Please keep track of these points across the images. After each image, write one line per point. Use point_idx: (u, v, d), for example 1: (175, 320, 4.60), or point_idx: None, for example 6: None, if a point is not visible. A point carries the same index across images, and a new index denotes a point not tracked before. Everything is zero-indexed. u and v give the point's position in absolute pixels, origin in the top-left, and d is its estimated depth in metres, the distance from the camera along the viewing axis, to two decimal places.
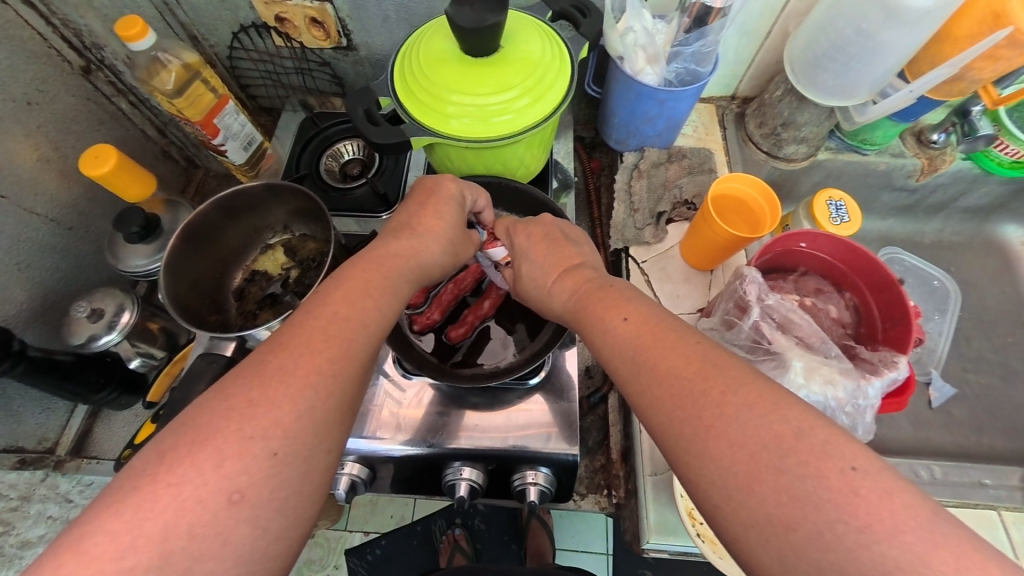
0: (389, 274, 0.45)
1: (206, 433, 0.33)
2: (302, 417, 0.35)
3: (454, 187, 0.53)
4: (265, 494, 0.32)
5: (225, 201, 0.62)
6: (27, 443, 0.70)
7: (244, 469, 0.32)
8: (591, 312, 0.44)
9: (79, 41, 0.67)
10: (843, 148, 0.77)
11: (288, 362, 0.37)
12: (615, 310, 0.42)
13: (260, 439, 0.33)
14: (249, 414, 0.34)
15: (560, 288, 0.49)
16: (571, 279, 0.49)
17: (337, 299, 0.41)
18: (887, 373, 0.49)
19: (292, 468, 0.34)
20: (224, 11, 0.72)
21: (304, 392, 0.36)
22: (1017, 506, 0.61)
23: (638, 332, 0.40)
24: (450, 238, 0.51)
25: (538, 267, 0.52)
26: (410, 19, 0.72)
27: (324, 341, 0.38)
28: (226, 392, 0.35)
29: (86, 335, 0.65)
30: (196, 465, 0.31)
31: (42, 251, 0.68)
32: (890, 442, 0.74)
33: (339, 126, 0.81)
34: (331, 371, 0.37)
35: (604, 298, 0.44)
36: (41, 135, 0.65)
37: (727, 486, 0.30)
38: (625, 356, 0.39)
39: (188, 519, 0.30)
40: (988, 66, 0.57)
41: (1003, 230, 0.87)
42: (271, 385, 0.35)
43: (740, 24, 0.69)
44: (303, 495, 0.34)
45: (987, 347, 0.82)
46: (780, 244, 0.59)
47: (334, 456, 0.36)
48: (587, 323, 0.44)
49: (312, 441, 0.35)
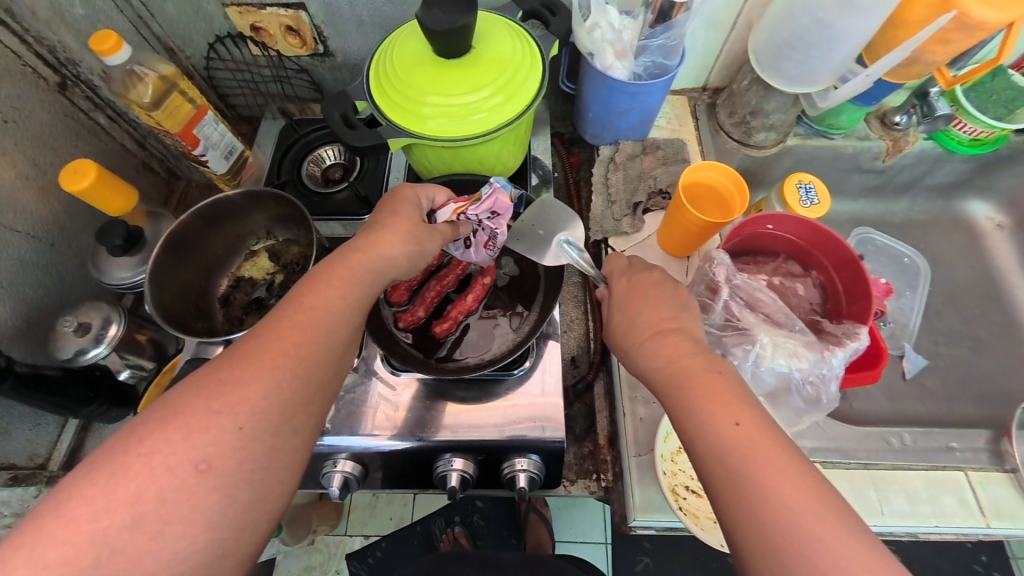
0: (353, 265, 0.45)
1: (177, 409, 0.35)
2: (268, 396, 0.37)
3: (409, 192, 0.52)
4: (231, 465, 0.35)
5: (204, 209, 0.63)
6: (19, 459, 0.69)
7: (211, 441, 0.34)
8: (690, 397, 0.41)
9: (54, 57, 0.67)
10: (812, 133, 0.80)
11: (257, 348, 0.39)
12: (716, 390, 0.41)
13: (228, 414, 0.36)
14: (217, 393, 0.36)
15: (652, 350, 0.46)
16: (663, 342, 0.46)
17: (306, 294, 0.43)
18: (849, 344, 0.53)
19: (259, 440, 0.36)
20: (198, 22, 0.73)
21: (270, 373, 0.38)
22: (983, 467, 0.64)
23: (697, 370, 0.43)
24: (411, 229, 0.50)
25: (628, 317, 0.50)
26: (385, 23, 0.73)
27: (291, 328, 0.41)
28: (198, 377, 0.37)
29: (74, 349, 0.65)
30: (167, 438, 0.34)
31: (25, 268, 0.68)
32: (870, 414, 0.77)
33: (320, 131, 0.81)
34: (297, 354, 0.40)
35: (710, 379, 0.42)
36: (18, 152, 0.65)
37: (715, 474, 0.37)
38: (653, 358, 0.46)
39: (157, 484, 0.32)
40: (940, 49, 0.59)
41: (969, 206, 0.90)
42: (240, 366, 0.38)
43: (705, 17, 0.71)
44: (273, 471, 0.36)
45: (957, 320, 0.85)
46: (748, 227, 0.62)
47: (301, 437, 0.38)
48: (682, 405, 0.42)
49: (278, 418, 0.37)
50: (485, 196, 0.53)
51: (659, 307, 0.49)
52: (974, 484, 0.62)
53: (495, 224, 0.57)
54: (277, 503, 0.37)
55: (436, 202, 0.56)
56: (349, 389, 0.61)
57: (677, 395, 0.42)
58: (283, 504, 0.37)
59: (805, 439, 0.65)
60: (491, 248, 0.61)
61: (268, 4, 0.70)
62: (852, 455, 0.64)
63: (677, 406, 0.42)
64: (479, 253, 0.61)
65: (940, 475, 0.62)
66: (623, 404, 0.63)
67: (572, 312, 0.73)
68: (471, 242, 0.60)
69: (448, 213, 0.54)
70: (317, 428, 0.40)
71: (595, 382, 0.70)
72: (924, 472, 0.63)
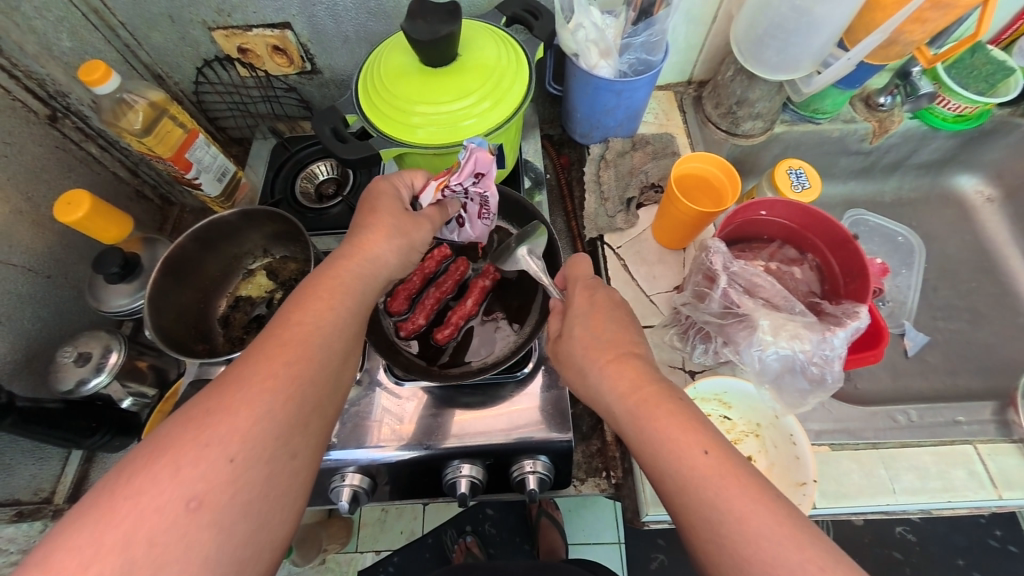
0: (341, 275, 0.45)
1: (163, 446, 0.35)
2: (260, 422, 0.37)
3: (385, 184, 0.51)
4: (225, 499, 0.34)
5: (199, 231, 0.63)
6: (23, 496, 0.68)
7: (202, 476, 0.34)
8: (653, 424, 0.40)
9: (43, 91, 0.67)
10: (798, 119, 0.80)
11: (243, 371, 0.39)
12: (675, 417, 0.40)
13: (217, 445, 0.35)
14: (205, 424, 0.36)
15: (611, 377, 0.44)
16: (623, 369, 0.44)
17: (294, 310, 0.43)
18: (849, 323, 0.53)
19: (253, 469, 0.35)
20: (186, 48, 0.74)
21: (261, 398, 0.37)
22: (991, 438, 0.64)
23: (651, 397, 0.41)
24: (393, 223, 0.49)
25: (585, 337, 0.47)
26: (370, 38, 0.74)
27: (279, 346, 0.40)
28: (185, 410, 0.37)
29: (74, 380, 0.65)
30: (154, 477, 0.33)
31: (22, 302, 0.68)
32: (874, 393, 0.77)
33: (311, 149, 0.82)
34: (289, 375, 0.39)
35: (670, 408, 0.41)
36: (11, 187, 0.65)
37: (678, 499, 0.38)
38: (604, 383, 0.44)
39: (148, 527, 0.32)
40: (917, 28, 0.60)
41: (957, 181, 0.91)
42: (228, 394, 0.37)
43: (685, 12, 0.71)
44: (271, 500, 0.36)
45: (953, 294, 0.85)
46: (741, 214, 0.62)
47: (299, 462, 0.38)
48: (649, 437, 0.40)
49: (273, 445, 0.37)
50: (464, 161, 0.50)
51: (618, 329, 0.47)
52: (983, 455, 0.62)
53: (480, 186, 0.54)
54: (282, 531, 0.37)
55: (417, 186, 0.54)
56: (354, 402, 0.61)
57: (645, 426, 0.40)
58: (286, 530, 0.37)
59: (812, 422, 0.65)
60: (484, 217, 0.61)
61: (254, 26, 0.71)
62: (859, 435, 0.64)
63: (646, 440, 0.40)
64: (474, 226, 0.62)
65: (948, 448, 0.62)
66: None
67: None
68: (463, 219, 0.61)
69: (432, 194, 0.53)
70: (317, 449, 0.40)
71: None
72: (932, 447, 0.63)
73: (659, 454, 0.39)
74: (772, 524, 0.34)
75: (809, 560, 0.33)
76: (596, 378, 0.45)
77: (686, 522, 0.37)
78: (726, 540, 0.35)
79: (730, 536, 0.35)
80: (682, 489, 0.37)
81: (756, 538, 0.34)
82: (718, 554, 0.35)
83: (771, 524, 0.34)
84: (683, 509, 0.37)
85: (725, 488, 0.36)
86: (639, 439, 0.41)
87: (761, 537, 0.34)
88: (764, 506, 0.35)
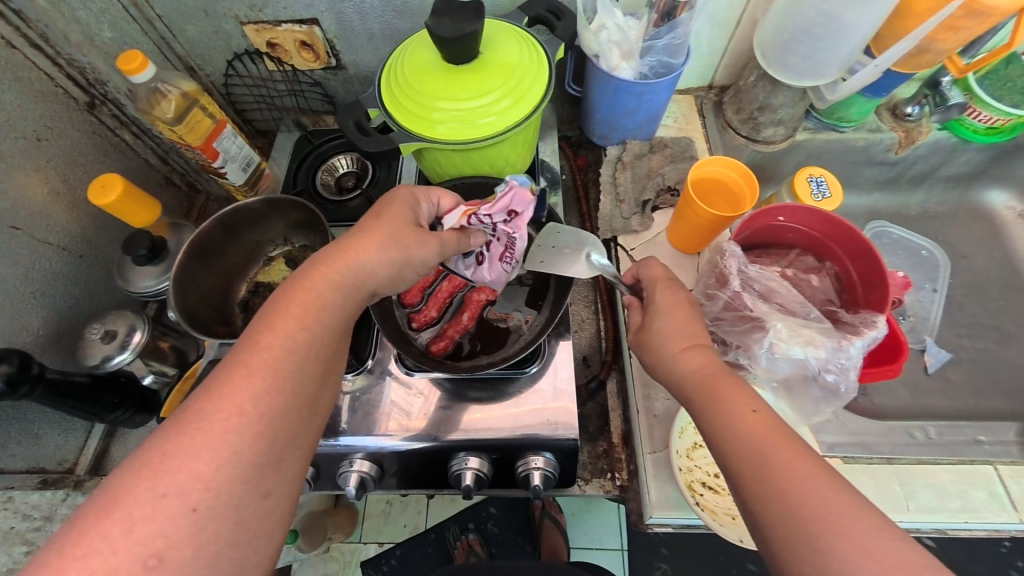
0: (318, 287, 0.44)
1: (114, 497, 0.33)
2: (225, 465, 0.35)
3: (405, 193, 0.53)
4: (188, 553, 0.32)
5: (226, 217, 0.66)
6: (49, 464, 0.71)
7: (160, 532, 0.32)
8: (717, 394, 0.42)
9: (84, 78, 0.71)
10: (821, 127, 0.79)
11: (205, 406, 0.37)
12: (743, 398, 0.41)
13: (176, 496, 0.33)
14: (162, 471, 0.34)
15: (685, 363, 0.45)
16: (698, 358, 0.45)
17: (263, 331, 0.41)
18: (866, 333, 0.52)
19: (218, 519, 0.34)
20: (218, 41, 0.76)
21: (225, 438, 0.36)
22: (1015, 461, 0.62)
23: (724, 385, 0.42)
24: (393, 233, 0.48)
25: (664, 325, 0.48)
26: (395, 35, 0.75)
27: (245, 376, 0.39)
28: (140, 454, 0.35)
29: (100, 356, 0.68)
30: (104, 534, 0.31)
31: (56, 278, 0.71)
32: (891, 409, 0.75)
33: (333, 143, 0.84)
34: (256, 410, 0.38)
35: (731, 384, 0.42)
36: (50, 169, 0.68)
37: (735, 447, 0.38)
38: (675, 367, 0.46)
39: None
40: (950, 37, 0.59)
41: (987, 196, 0.88)
42: (188, 434, 0.35)
43: (709, 16, 0.71)
44: (241, 545, 0.35)
45: (979, 312, 0.83)
46: (759, 220, 0.61)
47: (274, 499, 0.37)
48: (710, 402, 0.42)
49: (241, 488, 0.35)
50: (502, 195, 0.53)
51: (684, 318, 0.48)
52: (1005, 477, 0.60)
53: (511, 226, 0.56)
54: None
55: (442, 207, 0.56)
56: (365, 390, 0.62)
57: (709, 399, 0.42)
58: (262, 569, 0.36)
59: (826, 434, 0.64)
60: (506, 261, 0.61)
61: (283, 22, 0.73)
62: (875, 449, 0.63)
63: (708, 406, 0.42)
64: (492, 267, 0.62)
65: (967, 468, 0.61)
66: (637, 401, 0.64)
67: (584, 312, 0.75)
68: (484, 257, 0.61)
69: (457, 218, 0.55)
70: (293, 482, 0.39)
71: (608, 381, 0.71)
72: (950, 466, 0.61)
73: (714, 414, 0.41)
74: (813, 478, 0.35)
75: (842, 503, 0.33)
76: (670, 361, 0.47)
77: (736, 477, 0.38)
78: (769, 488, 0.35)
79: (774, 490, 0.35)
80: (739, 461, 0.38)
81: (802, 490, 0.34)
82: (760, 500, 0.36)
83: (813, 477, 0.35)
84: (737, 469, 0.38)
85: (774, 447, 0.37)
86: (704, 409, 0.42)
87: (808, 492, 0.34)
88: (812, 467, 0.35)
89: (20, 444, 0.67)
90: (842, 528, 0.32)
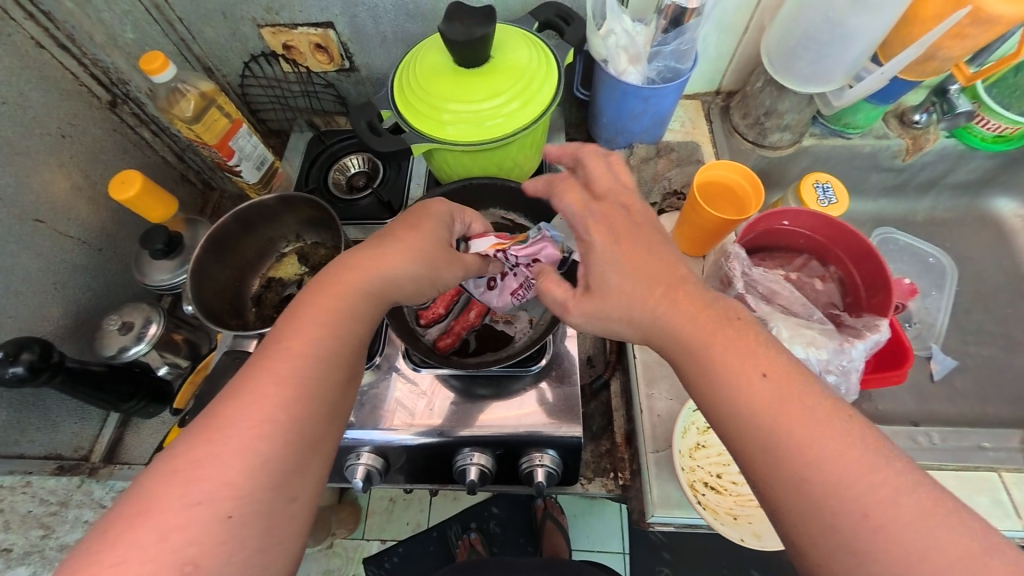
0: (345, 295, 0.46)
1: (146, 504, 0.33)
2: (256, 472, 0.36)
3: (438, 207, 0.55)
4: (220, 559, 0.33)
5: (241, 212, 0.68)
6: (65, 451, 0.73)
7: (193, 539, 0.33)
8: (719, 359, 0.38)
9: (106, 78, 0.73)
10: (827, 133, 0.80)
11: (234, 414, 0.38)
12: (746, 361, 0.37)
13: (209, 504, 0.34)
14: (193, 478, 0.35)
15: (678, 324, 0.40)
16: (696, 317, 0.40)
17: (289, 339, 0.42)
18: (870, 335, 0.52)
19: (249, 526, 0.35)
20: (235, 43, 0.78)
21: (255, 446, 0.37)
22: (1018, 468, 0.62)
23: (724, 346, 0.38)
24: (420, 246, 0.50)
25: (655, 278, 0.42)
26: (407, 39, 0.77)
27: (273, 383, 0.40)
28: (170, 461, 0.36)
29: (117, 347, 0.71)
30: (138, 540, 0.32)
31: (75, 270, 0.73)
32: (897, 415, 0.75)
33: (345, 143, 0.86)
34: (286, 418, 0.39)
35: (737, 343, 0.38)
36: (73, 165, 0.71)
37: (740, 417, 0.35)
38: (669, 328, 0.41)
39: None
40: (956, 44, 0.59)
41: (996, 203, 0.88)
42: (218, 441, 0.37)
43: (717, 21, 0.72)
44: (269, 551, 0.36)
45: (987, 319, 0.83)
46: (763, 223, 0.62)
47: (299, 504, 0.38)
48: (711, 367, 0.38)
49: (270, 495, 0.37)
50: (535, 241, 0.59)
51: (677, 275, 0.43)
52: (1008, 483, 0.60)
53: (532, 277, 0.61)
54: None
55: (472, 230, 0.59)
56: (372, 385, 0.63)
57: (707, 365, 0.38)
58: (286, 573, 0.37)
59: None
60: (516, 295, 0.63)
61: (299, 25, 0.75)
62: None
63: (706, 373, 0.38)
64: (501, 297, 0.63)
65: (969, 474, 0.61)
66: (641, 401, 0.64)
67: None
68: (496, 284, 0.63)
69: (489, 245, 0.58)
70: (316, 488, 0.40)
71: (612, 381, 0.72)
72: (953, 471, 0.62)
73: (712, 381, 0.37)
74: (827, 444, 0.32)
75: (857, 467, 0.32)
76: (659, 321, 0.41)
77: (743, 448, 0.35)
78: (776, 456, 0.33)
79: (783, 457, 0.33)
80: (742, 432, 0.35)
81: (814, 456, 0.32)
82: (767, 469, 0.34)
83: (828, 443, 0.32)
84: (742, 439, 0.35)
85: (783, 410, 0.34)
86: (702, 375, 0.38)
87: (819, 457, 0.32)
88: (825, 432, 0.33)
89: (39, 430, 0.70)
90: (853, 491, 0.31)
